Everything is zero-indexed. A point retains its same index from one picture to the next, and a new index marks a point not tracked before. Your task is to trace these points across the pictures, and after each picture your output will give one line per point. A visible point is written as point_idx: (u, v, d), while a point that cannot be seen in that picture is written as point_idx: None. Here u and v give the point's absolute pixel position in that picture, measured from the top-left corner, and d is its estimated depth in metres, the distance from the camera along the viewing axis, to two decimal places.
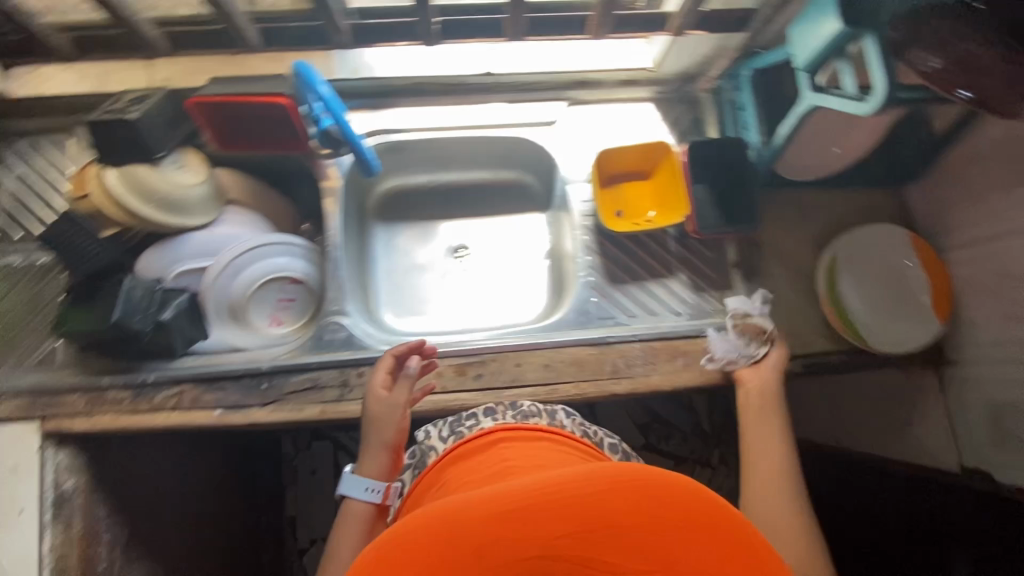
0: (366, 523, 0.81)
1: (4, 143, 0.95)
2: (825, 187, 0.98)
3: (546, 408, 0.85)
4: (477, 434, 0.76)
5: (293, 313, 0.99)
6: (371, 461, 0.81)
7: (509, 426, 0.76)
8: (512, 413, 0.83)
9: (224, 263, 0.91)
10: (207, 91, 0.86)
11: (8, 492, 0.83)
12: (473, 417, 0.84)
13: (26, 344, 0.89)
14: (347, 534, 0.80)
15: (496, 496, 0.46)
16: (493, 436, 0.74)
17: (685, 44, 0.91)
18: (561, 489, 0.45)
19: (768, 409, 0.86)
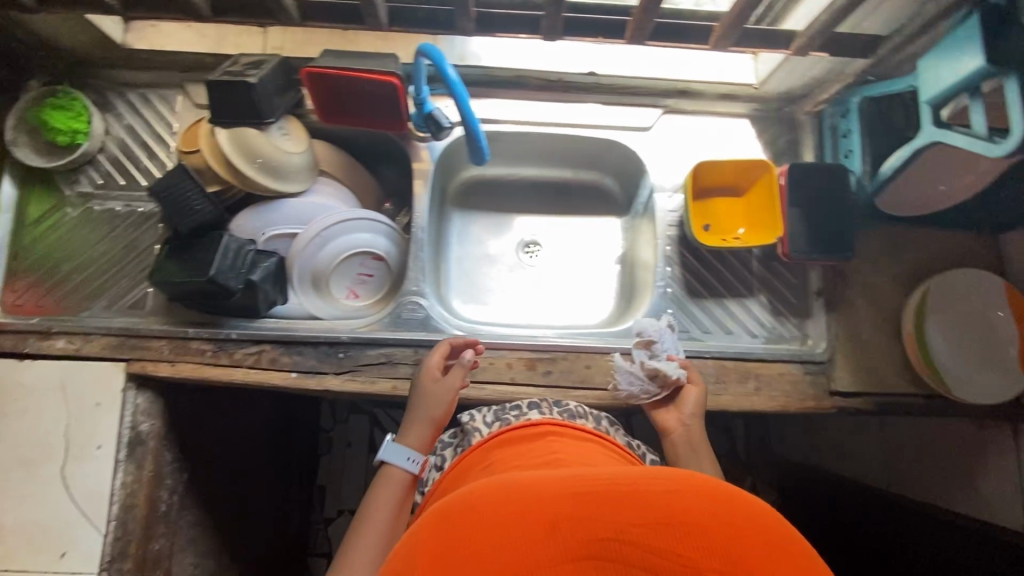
0: (402, 491, 0.80)
1: (116, 93, 0.97)
2: (921, 225, 0.95)
3: (592, 412, 0.85)
4: (524, 424, 0.76)
5: (369, 289, 1.01)
6: (412, 430, 0.83)
7: (567, 426, 0.76)
8: (558, 411, 0.83)
9: (313, 233, 0.93)
10: (320, 62, 0.87)
11: (91, 426, 0.87)
12: (518, 408, 0.84)
13: (120, 286, 0.93)
14: (383, 497, 0.79)
15: (568, 484, 0.48)
16: (543, 428, 0.74)
17: (799, 64, 0.89)
18: (630, 485, 0.47)
19: (696, 450, 0.83)
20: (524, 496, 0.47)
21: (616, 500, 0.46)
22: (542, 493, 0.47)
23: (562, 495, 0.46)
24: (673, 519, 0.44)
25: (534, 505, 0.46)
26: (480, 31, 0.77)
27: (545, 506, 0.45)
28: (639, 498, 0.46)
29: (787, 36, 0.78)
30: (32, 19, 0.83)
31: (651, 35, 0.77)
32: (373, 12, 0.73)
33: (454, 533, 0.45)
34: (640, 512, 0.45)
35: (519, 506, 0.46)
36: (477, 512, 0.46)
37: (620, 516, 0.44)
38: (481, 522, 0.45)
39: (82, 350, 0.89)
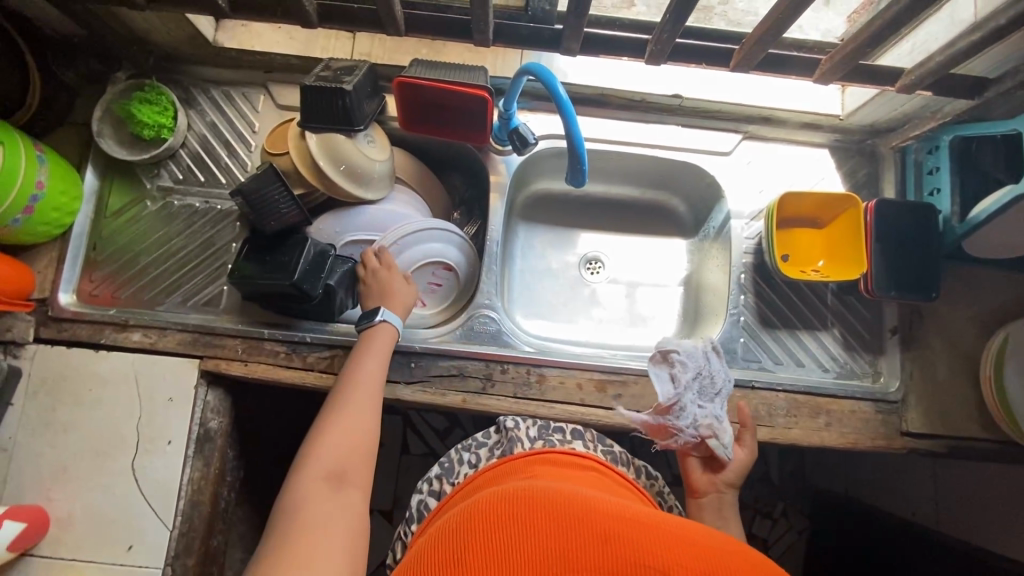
0: (380, 341, 0.84)
1: (199, 89, 0.98)
2: (1002, 268, 0.94)
3: (634, 462, 0.84)
4: (567, 452, 0.74)
5: (438, 297, 1.00)
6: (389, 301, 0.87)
7: (611, 470, 0.74)
8: (603, 451, 0.83)
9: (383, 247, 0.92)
10: (411, 72, 0.87)
11: (162, 420, 0.87)
12: (561, 433, 0.83)
13: (196, 282, 0.94)
14: (362, 350, 0.82)
15: (624, 514, 0.49)
16: (584, 461, 0.72)
17: (892, 99, 0.88)
18: (686, 533, 0.47)
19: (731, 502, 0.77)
20: (581, 506, 0.48)
21: (669, 537, 0.46)
22: (599, 511, 0.48)
23: (617, 518, 0.47)
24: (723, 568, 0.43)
25: (590, 515, 0.47)
26: (584, 51, 0.78)
27: (599, 520, 0.46)
28: (691, 542, 0.46)
29: (894, 73, 0.78)
30: (133, 15, 0.84)
31: (757, 63, 0.77)
32: (483, 28, 0.73)
33: (507, 520, 0.47)
34: (690, 552, 0.44)
35: (576, 512, 0.47)
36: (535, 504, 0.48)
37: (669, 549, 0.44)
38: (536, 513, 0.47)
39: (158, 344, 0.89)
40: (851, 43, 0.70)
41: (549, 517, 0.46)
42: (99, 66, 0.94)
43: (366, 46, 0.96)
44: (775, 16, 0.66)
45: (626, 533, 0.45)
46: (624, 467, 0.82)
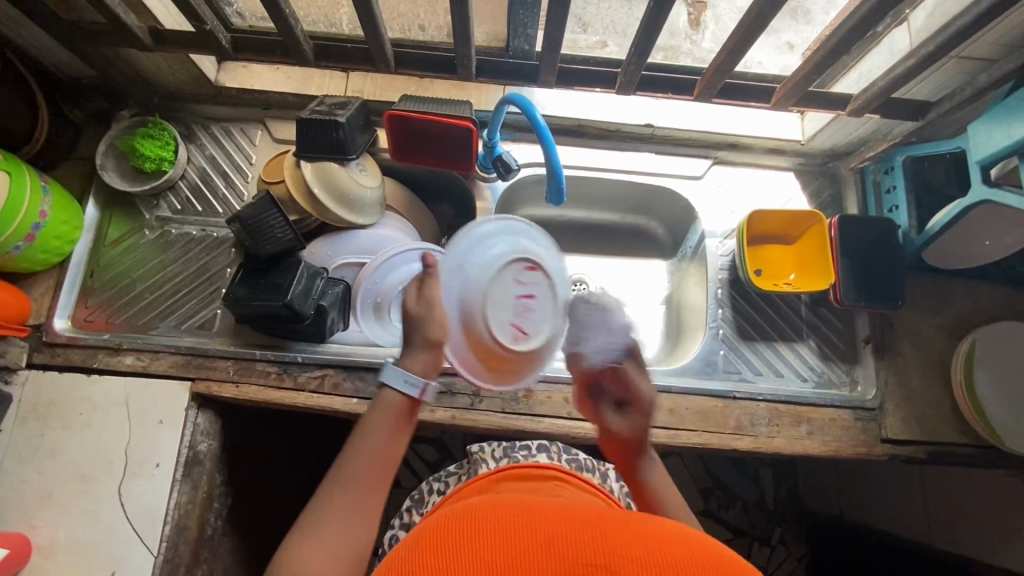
0: (395, 422, 0.63)
1: (200, 126, 1.03)
2: (963, 278, 0.99)
3: (599, 467, 0.91)
4: (533, 466, 0.77)
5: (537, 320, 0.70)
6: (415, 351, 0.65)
7: (573, 478, 0.76)
8: (567, 460, 0.89)
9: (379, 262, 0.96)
10: (400, 106, 0.93)
11: (151, 443, 0.87)
12: (527, 448, 0.90)
13: (190, 307, 0.96)
14: (372, 429, 0.62)
15: (569, 516, 0.49)
16: (548, 473, 0.74)
17: (846, 124, 0.95)
18: (629, 526, 0.47)
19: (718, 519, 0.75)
20: (524, 517, 0.48)
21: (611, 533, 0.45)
22: (543, 519, 0.48)
23: (562, 524, 0.47)
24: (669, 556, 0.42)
25: (534, 526, 0.47)
26: (560, 84, 0.85)
27: (540, 529, 0.46)
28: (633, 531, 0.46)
29: (843, 99, 0.85)
30: (140, 56, 0.90)
31: (718, 93, 0.84)
32: (467, 64, 0.80)
33: (457, 532, 0.47)
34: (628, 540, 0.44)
35: (518, 525, 0.47)
36: (479, 522, 0.48)
37: (614, 545, 0.43)
38: (479, 531, 0.46)
39: (150, 367, 0.91)
40: (800, 72, 0.77)
41: (494, 531, 0.46)
42: (105, 104, 1.00)
43: (358, 83, 1.02)
44: (728, 50, 0.73)
45: (570, 537, 0.45)
46: (589, 474, 0.89)
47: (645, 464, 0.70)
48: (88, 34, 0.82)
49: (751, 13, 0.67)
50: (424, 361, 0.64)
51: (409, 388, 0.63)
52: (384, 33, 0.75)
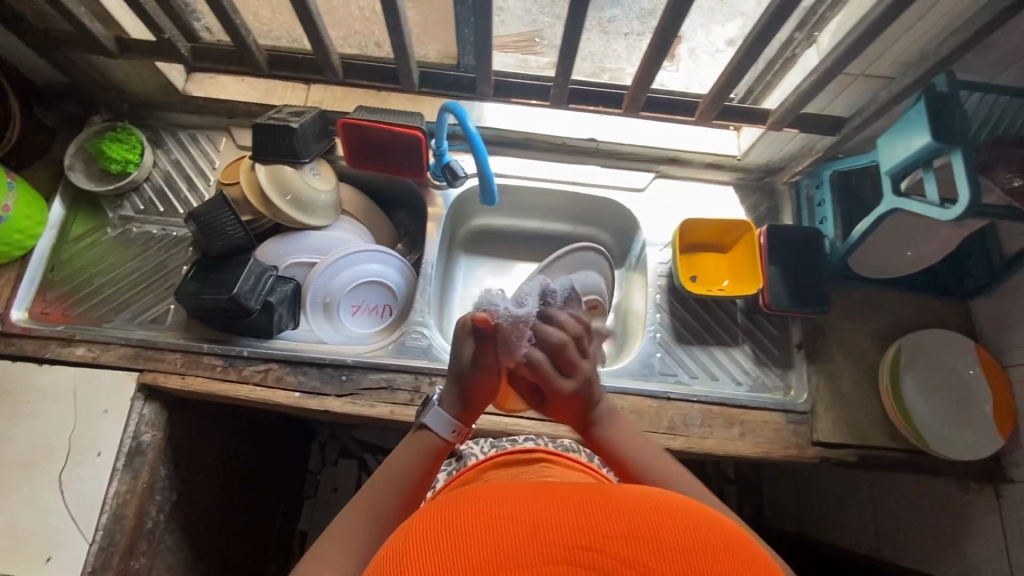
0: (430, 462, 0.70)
1: (168, 132, 1.09)
2: (893, 288, 1.03)
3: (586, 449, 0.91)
4: (518, 453, 0.76)
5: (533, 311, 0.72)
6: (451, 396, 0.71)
7: (561, 458, 0.76)
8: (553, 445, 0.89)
9: (325, 266, 1.00)
10: (354, 115, 0.99)
11: (94, 432, 0.89)
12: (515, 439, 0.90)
13: (144, 302, 0.99)
14: (406, 462, 0.69)
15: (549, 493, 0.45)
16: (538, 454, 0.75)
17: (775, 139, 1.00)
18: (615, 497, 0.43)
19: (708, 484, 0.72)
20: (501, 498, 0.44)
21: (596, 508, 0.41)
22: (518, 499, 0.43)
23: (539, 502, 0.43)
24: (662, 531, 0.40)
25: (507, 508, 0.42)
26: (497, 95, 0.91)
27: (516, 509, 0.42)
28: (625, 505, 0.42)
29: (763, 114, 0.91)
30: (111, 64, 0.96)
31: (644, 106, 0.90)
32: (408, 74, 0.86)
33: (429, 531, 0.41)
34: (620, 515, 0.41)
35: (499, 509, 0.42)
36: (446, 513, 0.43)
37: (615, 526, 0.40)
38: (450, 521, 0.41)
39: (99, 358, 0.93)
40: (715, 87, 0.83)
41: (464, 521, 0.41)
42: (78, 109, 1.06)
43: (318, 95, 1.08)
44: (643, 65, 0.79)
45: (547, 518, 0.40)
46: (575, 455, 0.88)
47: (603, 419, 0.74)
48: (59, 42, 0.88)
49: (658, 31, 0.73)
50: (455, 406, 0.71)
51: (450, 434, 0.71)
52: (329, 45, 0.82)
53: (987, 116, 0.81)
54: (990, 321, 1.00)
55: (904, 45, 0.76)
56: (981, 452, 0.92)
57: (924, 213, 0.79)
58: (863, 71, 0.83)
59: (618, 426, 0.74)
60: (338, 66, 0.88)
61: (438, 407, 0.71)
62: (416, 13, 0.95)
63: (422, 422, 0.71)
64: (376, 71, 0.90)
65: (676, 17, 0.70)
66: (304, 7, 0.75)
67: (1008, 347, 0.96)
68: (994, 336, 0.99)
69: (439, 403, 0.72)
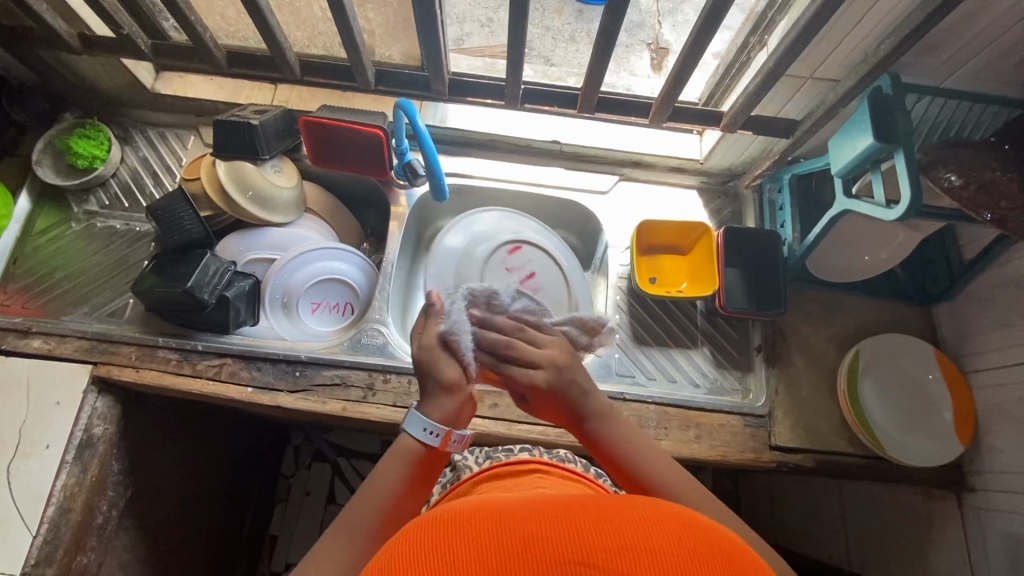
0: (412, 472, 0.64)
1: (138, 130, 1.11)
2: (853, 292, 1.03)
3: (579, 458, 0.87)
4: (511, 463, 0.74)
5: (547, 281, 1.02)
6: (433, 396, 0.66)
7: (555, 468, 0.74)
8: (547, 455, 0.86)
9: (274, 270, 1.01)
10: (316, 113, 1.00)
11: (44, 424, 0.89)
12: (510, 449, 0.87)
13: (103, 296, 1.00)
14: (387, 478, 0.63)
15: (541, 509, 0.43)
16: (530, 467, 0.72)
17: (734, 141, 1.00)
18: (610, 511, 0.42)
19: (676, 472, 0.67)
20: (496, 510, 0.43)
21: (592, 522, 0.40)
22: (513, 510, 0.43)
23: (535, 515, 0.42)
24: (655, 542, 0.38)
25: (499, 520, 0.41)
26: (453, 95, 0.93)
27: (511, 522, 0.40)
28: (621, 518, 0.41)
29: (715, 115, 0.91)
30: (78, 62, 0.98)
31: (598, 107, 0.91)
32: (363, 72, 0.87)
33: (416, 542, 0.40)
34: (614, 529, 0.39)
35: (493, 521, 0.41)
36: (438, 517, 0.42)
37: (608, 540, 0.38)
38: (441, 525, 0.41)
39: (54, 350, 0.93)
40: (664, 87, 0.83)
41: (454, 529, 0.40)
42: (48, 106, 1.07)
43: (285, 95, 1.10)
44: (591, 65, 0.80)
45: (540, 530, 0.39)
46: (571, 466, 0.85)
47: (592, 415, 0.68)
48: (24, 39, 0.90)
49: (600, 32, 0.74)
50: (443, 408, 0.66)
51: (429, 437, 0.64)
52: (283, 43, 0.84)
53: (934, 123, 0.83)
54: (952, 326, 0.99)
55: (848, 48, 0.77)
56: (940, 458, 0.90)
57: (873, 214, 0.79)
58: (811, 75, 0.84)
59: (608, 420, 0.69)
60: (295, 64, 0.90)
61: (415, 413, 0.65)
62: (376, 15, 0.97)
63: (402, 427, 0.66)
64: (334, 71, 0.92)
65: (614, 18, 0.71)
66: (255, 4, 0.76)
67: (968, 352, 0.95)
68: (956, 341, 0.98)
69: (418, 408, 0.66)
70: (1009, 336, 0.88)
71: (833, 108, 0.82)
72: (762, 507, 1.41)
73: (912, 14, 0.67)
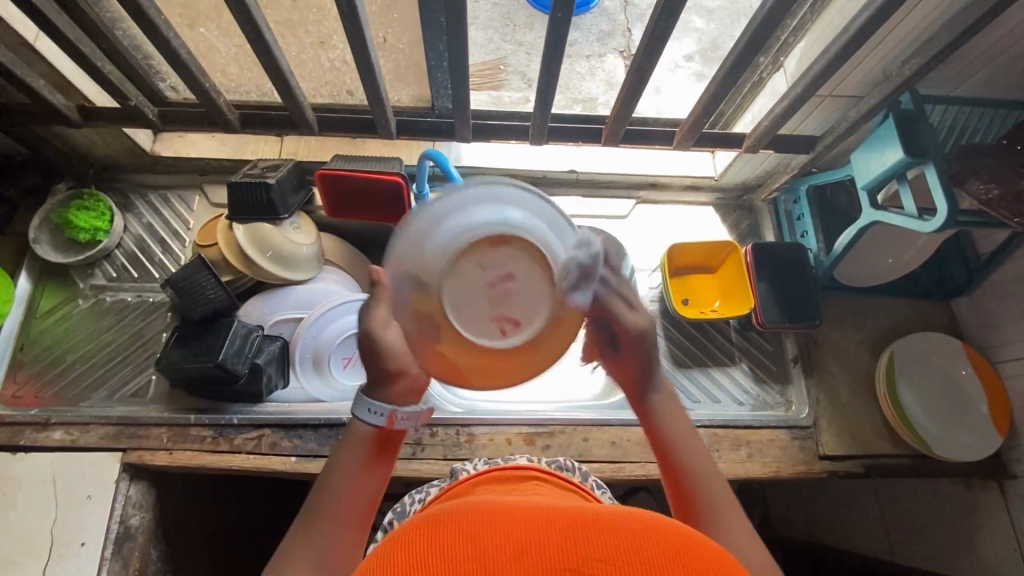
0: (366, 454, 0.60)
1: (138, 195, 1.06)
2: (876, 295, 1.05)
3: (582, 469, 0.85)
4: (509, 466, 0.66)
5: (524, 298, 0.50)
6: (382, 382, 0.59)
7: (553, 477, 0.67)
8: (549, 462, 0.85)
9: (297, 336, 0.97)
10: (332, 166, 0.97)
11: (79, 521, 0.84)
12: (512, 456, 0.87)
13: (123, 375, 0.95)
14: (342, 463, 0.59)
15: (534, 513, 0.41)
16: (531, 472, 0.65)
17: (750, 159, 1.02)
18: (607, 514, 0.40)
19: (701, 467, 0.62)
20: (491, 511, 0.41)
21: (590, 528, 0.38)
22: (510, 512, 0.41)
23: (530, 518, 0.39)
24: (652, 555, 0.36)
25: (495, 520, 0.39)
26: (476, 138, 0.92)
27: (503, 523, 0.38)
28: (613, 525, 0.38)
29: (737, 137, 0.92)
30: (73, 133, 0.93)
31: (622, 138, 0.91)
32: (385, 123, 0.86)
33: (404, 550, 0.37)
34: (606, 538, 0.37)
35: (486, 526, 0.38)
36: (433, 519, 0.40)
37: (604, 548, 0.36)
38: (432, 528, 0.38)
39: (79, 440, 0.88)
40: (692, 115, 0.84)
41: (446, 529, 0.38)
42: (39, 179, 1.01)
43: (292, 147, 1.07)
44: (620, 100, 0.80)
45: (537, 533, 0.37)
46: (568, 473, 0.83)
47: (655, 390, 0.65)
48: (18, 116, 0.84)
49: (632, 70, 0.74)
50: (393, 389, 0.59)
51: (377, 418, 0.59)
52: (303, 101, 0.82)
53: (953, 124, 0.83)
54: (973, 320, 1.02)
55: (868, 66, 0.79)
56: (981, 451, 0.93)
57: (904, 225, 0.81)
58: (831, 93, 0.85)
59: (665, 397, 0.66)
60: (313, 120, 0.88)
61: (364, 396, 0.59)
62: (387, 62, 0.95)
63: (353, 414, 0.60)
64: (351, 124, 0.91)
65: (648, 58, 0.71)
66: (276, 65, 0.74)
67: (993, 342, 0.99)
68: (979, 334, 1.01)
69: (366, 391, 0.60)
70: None
71: (855, 125, 0.83)
72: (790, 506, 1.41)
73: (937, 35, 0.69)
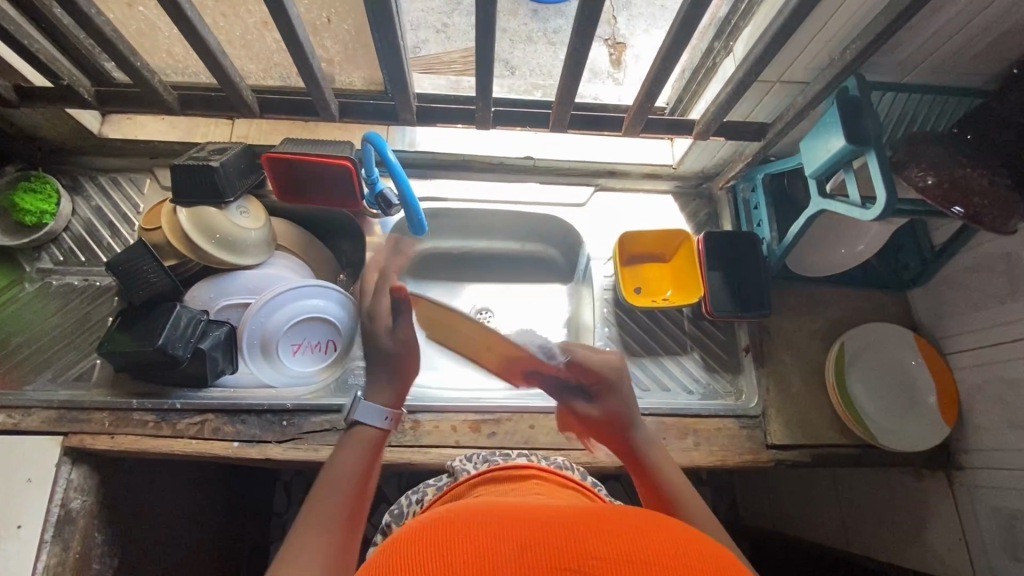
0: (370, 454, 0.65)
1: (87, 177, 1.05)
2: (831, 286, 1.05)
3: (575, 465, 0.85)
4: (506, 466, 0.60)
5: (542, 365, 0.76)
6: None
7: (558, 476, 0.61)
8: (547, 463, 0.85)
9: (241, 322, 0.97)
10: (280, 149, 0.95)
11: (17, 505, 0.83)
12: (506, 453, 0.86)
13: (67, 359, 0.94)
14: (347, 461, 0.63)
15: (537, 514, 0.40)
16: (530, 470, 0.58)
17: (706, 147, 1.00)
18: (610, 517, 0.39)
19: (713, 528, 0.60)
20: (488, 513, 0.39)
21: (594, 530, 0.37)
22: (506, 513, 0.39)
23: (531, 520, 0.38)
24: (656, 554, 0.35)
25: (495, 522, 0.38)
26: (422, 122, 0.91)
27: (503, 524, 0.37)
28: (619, 528, 0.37)
29: (687, 124, 0.91)
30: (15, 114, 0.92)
31: (571, 124, 0.90)
32: (326, 105, 0.85)
33: (402, 548, 0.36)
34: (612, 538, 0.36)
35: (486, 526, 0.37)
36: (429, 522, 0.39)
37: (608, 548, 0.35)
38: (426, 527, 0.38)
39: (20, 424, 0.87)
40: (636, 101, 0.83)
41: (443, 528, 0.37)
42: None
43: (243, 130, 1.06)
44: (563, 85, 0.79)
45: (532, 530, 0.36)
46: (569, 472, 0.84)
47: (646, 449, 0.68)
48: None
49: (570, 54, 0.73)
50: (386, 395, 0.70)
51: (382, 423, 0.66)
52: (239, 82, 0.81)
53: (899, 117, 0.83)
54: (927, 311, 1.02)
55: (812, 51, 0.78)
56: (929, 441, 0.93)
57: (849, 213, 0.80)
58: (778, 79, 0.84)
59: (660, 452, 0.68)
60: (254, 102, 0.87)
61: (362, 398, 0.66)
62: (334, 43, 0.93)
63: (353, 419, 0.67)
64: (295, 106, 0.89)
65: (583, 39, 0.70)
66: (206, 45, 0.73)
67: (945, 333, 0.98)
68: (932, 324, 1.01)
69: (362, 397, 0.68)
70: (984, 316, 0.91)
71: (802, 111, 0.82)
72: (754, 495, 1.42)
73: (875, 18, 0.68)
